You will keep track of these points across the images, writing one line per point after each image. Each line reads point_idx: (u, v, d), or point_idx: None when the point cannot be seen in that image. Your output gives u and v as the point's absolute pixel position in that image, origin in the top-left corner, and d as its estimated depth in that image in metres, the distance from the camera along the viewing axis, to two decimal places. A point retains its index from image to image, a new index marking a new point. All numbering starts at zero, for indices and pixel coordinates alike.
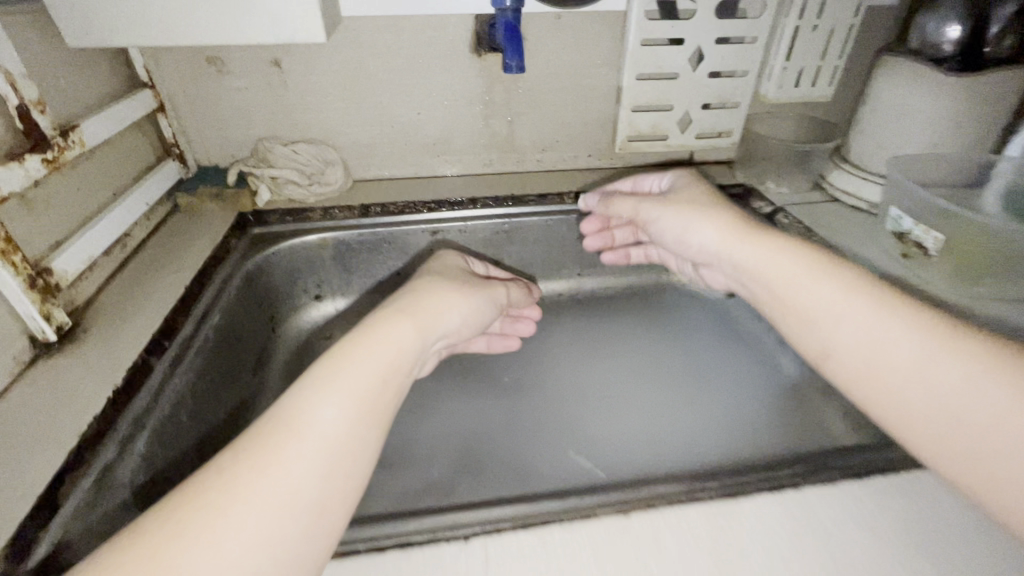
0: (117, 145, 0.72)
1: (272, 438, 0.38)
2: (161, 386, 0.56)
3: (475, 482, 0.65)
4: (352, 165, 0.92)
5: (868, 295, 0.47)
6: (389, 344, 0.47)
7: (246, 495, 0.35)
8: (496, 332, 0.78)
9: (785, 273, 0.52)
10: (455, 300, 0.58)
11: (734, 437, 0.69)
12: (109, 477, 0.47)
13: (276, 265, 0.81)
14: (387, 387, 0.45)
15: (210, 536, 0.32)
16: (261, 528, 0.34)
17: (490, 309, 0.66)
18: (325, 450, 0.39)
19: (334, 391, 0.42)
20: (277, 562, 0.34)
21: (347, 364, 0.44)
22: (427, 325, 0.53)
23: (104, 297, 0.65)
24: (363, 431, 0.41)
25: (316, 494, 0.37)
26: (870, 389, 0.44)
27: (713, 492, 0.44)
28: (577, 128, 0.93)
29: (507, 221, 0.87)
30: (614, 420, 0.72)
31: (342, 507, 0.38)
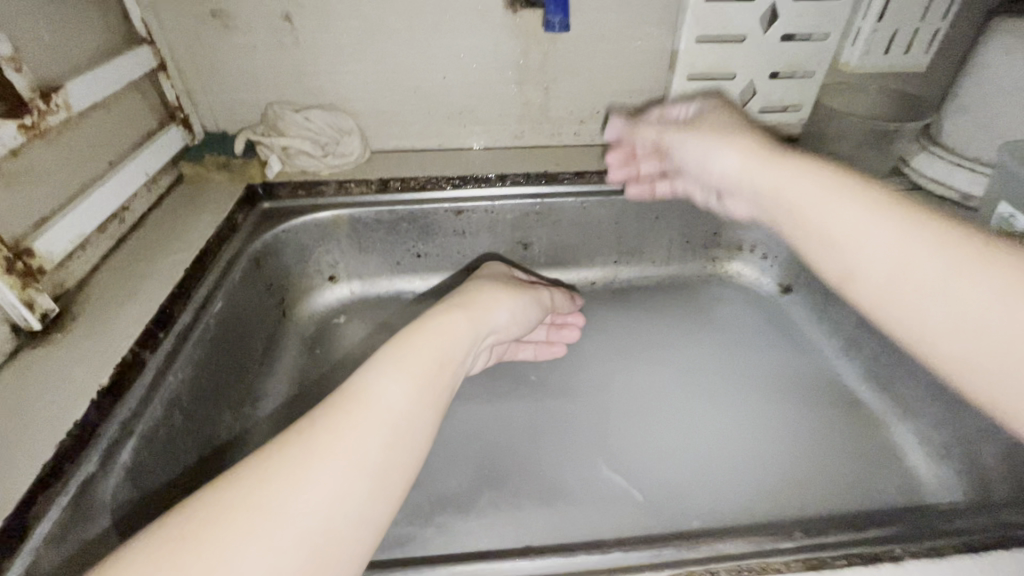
0: (113, 108, 0.65)
1: (344, 399, 0.37)
2: (153, 384, 0.50)
3: (497, 499, 0.59)
4: (371, 135, 0.83)
5: (904, 212, 0.34)
6: (449, 329, 0.48)
7: (325, 450, 0.33)
8: (542, 341, 0.73)
9: (803, 192, 0.39)
10: (501, 298, 0.57)
11: (794, 422, 0.66)
12: (89, 496, 0.42)
13: (287, 243, 0.74)
14: (447, 367, 0.44)
15: (292, 486, 0.31)
16: (338, 484, 0.32)
17: (536, 311, 0.64)
18: (395, 421, 0.37)
19: (400, 364, 0.41)
20: (353, 520, 0.32)
21: (408, 344, 0.43)
22: (479, 315, 0.53)
23: (98, 279, 0.60)
24: (428, 405, 0.40)
25: (386, 459, 0.35)
26: (900, 321, 0.34)
27: (793, 564, 0.37)
28: (621, 98, 0.82)
29: (538, 202, 0.78)
30: (666, 398, 0.70)
31: (408, 477, 0.37)
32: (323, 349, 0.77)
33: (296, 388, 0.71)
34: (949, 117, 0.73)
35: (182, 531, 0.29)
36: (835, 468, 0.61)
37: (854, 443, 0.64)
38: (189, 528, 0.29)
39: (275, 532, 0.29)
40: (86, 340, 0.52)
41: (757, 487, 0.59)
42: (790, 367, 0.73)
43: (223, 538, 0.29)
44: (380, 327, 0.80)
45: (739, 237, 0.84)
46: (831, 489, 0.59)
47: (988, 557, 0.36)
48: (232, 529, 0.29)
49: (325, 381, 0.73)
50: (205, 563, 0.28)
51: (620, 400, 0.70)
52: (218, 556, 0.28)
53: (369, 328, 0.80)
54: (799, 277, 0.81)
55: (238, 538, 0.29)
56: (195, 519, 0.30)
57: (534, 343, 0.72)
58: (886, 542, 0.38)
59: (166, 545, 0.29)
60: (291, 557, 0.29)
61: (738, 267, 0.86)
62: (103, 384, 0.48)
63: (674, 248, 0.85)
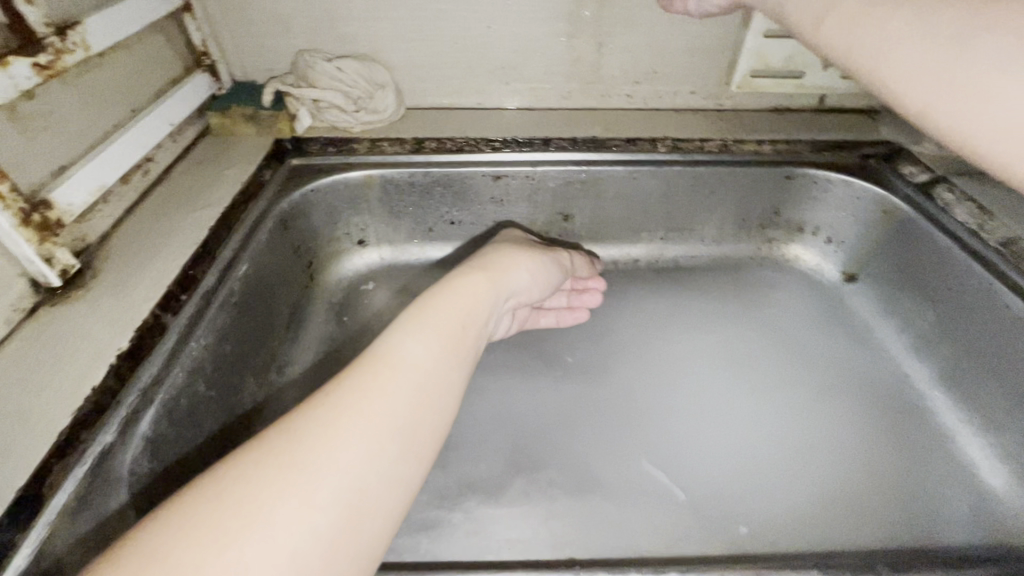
0: (134, 49, 0.61)
1: (367, 365, 0.36)
2: (176, 349, 0.47)
3: (528, 487, 0.56)
4: (405, 90, 0.77)
5: None
6: (469, 293, 0.47)
7: (355, 412, 0.33)
8: (564, 307, 0.70)
9: None
10: (521, 259, 0.56)
11: (837, 403, 0.63)
12: (107, 469, 0.39)
13: (316, 204, 0.70)
14: (467, 334, 0.43)
15: (326, 445, 0.31)
16: (370, 444, 0.32)
17: (560, 274, 0.62)
18: (415, 386, 0.36)
19: (420, 329, 0.40)
20: (385, 480, 0.32)
21: (429, 310, 0.42)
22: (501, 278, 0.51)
23: (120, 233, 0.57)
24: (450, 370, 0.40)
25: (413, 421, 0.35)
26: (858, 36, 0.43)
27: None
28: (683, 56, 0.74)
29: (584, 169, 0.72)
30: (701, 373, 0.67)
31: (434, 440, 0.36)
32: (350, 317, 0.74)
33: (323, 357, 0.68)
34: None
35: (216, 490, 0.28)
36: (882, 455, 0.58)
37: (900, 430, 0.61)
38: (222, 489, 0.28)
39: (311, 489, 0.29)
40: (106, 299, 0.50)
41: (797, 472, 0.57)
42: (837, 349, 0.69)
43: (259, 494, 0.28)
44: (410, 297, 0.76)
45: (802, 218, 0.76)
46: (878, 478, 0.56)
47: None
48: (266, 486, 0.29)
49: (351, 350, 0.70)
50: (244, 519, 0.27)
51: (653, 373, 0.67)
52: (256, 513, 0.27)
53: (397, 297, 0.76)
54: (867, 265, 0.73)
55: (274, 495, 0.28)
56: (229, 478, 0.29)
57: (557, 310, 0.69)
58: None
59: (199, 505, 0.28)
60: (328, 512, 0.29)
61: (797, 251, 0.79)
62: (123, 349, 0.45)
63: (727, 225, 0.78)
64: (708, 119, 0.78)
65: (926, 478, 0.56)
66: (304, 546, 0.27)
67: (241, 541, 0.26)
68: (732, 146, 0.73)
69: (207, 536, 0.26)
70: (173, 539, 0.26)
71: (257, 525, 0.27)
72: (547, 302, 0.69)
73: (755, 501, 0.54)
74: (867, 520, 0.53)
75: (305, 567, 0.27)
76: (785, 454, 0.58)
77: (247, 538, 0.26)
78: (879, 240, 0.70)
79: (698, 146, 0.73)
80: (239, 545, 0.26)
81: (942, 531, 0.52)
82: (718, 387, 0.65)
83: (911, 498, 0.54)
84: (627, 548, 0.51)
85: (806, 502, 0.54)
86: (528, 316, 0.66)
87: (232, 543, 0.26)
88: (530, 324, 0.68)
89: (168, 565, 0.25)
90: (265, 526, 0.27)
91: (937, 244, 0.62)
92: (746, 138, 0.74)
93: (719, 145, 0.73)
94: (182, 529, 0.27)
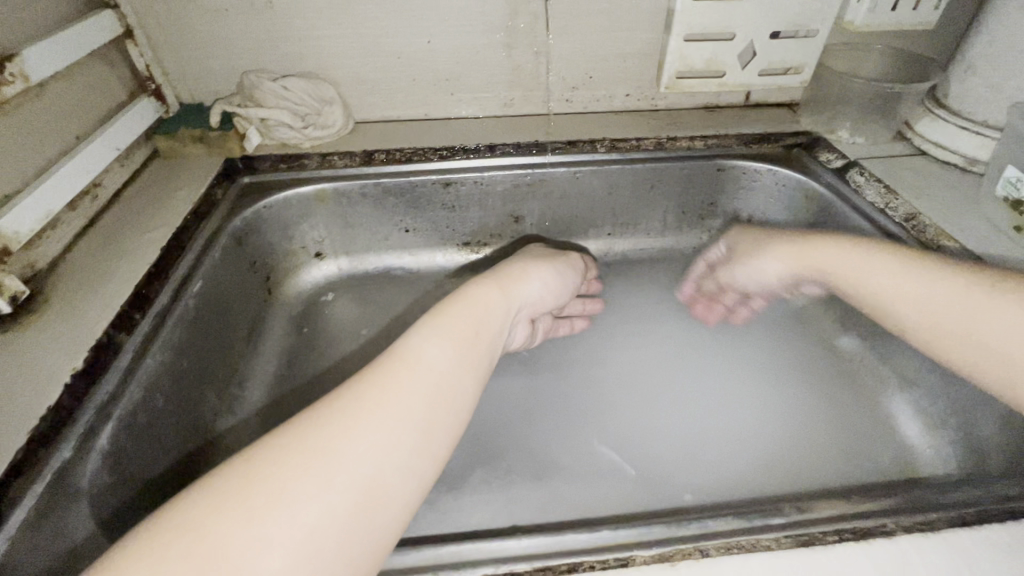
0: (76, 77, 0.62)
1: (386, 363, 0.37)
2: (132, 367, 0.49)
3: (487, 476, 0.58)
4: (353, 104, 0.80)
5: (893, 267, 0.51)
6: (480, 303, 0.45)
7: (374, 405, 0.34)
8: (576, 313, 0.71)
9: (842, 266, 0.54)
10: (533, 268, 0.55)
11: (783, 376, 0.68)
12: (66, 482, 0.40)
13: (268, 220, 0.71)
14: (482, 338, 0.43)
15: (345, 435, 0.32)
16: (386, 437, 0.33)
17: (575, 277, 0.62)
18: (433, 387, 0.36)
19: (436, 330, 0.40)
20: (401, 472, 0.32)
21: (444, 316, 0.42)
22: (513, 288, 0.50)
23: (71, 259, 0.58)
24: (467, 374, 0.39)
25: (430, 417, 0.35)
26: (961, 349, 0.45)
27: (783, 540, 0.35)
28: (615, 61, 0.79)
29: (529, 172, 0.75)
30: (659, 360, 0.71)
31: (451, 436, 0.36)
32: (310, 328, 0.75)
33: (285, 368, 0.70)
34: (959, 76, 0.70)
35: (244, 470, 0.30)
36: (829, 418, 0.63)
37: (846, 396, 0.65)
38: (250, 468, 0.30)
39: (332, 473, 0.30)
40: (57, 323, 0.51)
41: (760, 441, 0.61)
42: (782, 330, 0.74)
43: (281, 476, 0.29)
44: (368, 305, 0.79)
45: (736, 207, 0.81)
46: (825, 438, 0.61)
47: (983, 532, 0.35)
48: (290, 468, 0.30)
49: (310, 360, 0.72)
50: (270, 496, 0.28)
51: (622, 360, 0.71)
52: (281, 491, 0.28)
53: (357, 306, 0.78)
54: None
55: (297, 475, 0.29)
56: (259, 459, 0.30)
57: (572, 318, 0.70)
58: (882, 516, 0.37)
59: (228, 481, 0.29)
60: (344, 496, 0.29)
61: None
62: (78, 368, 0.46)
63: (669, 217, 0.82)
64: (644, 119, 0.83)
65: (868, 437, 0.61)
66: (322, 526, 0.28)
67: (267, 515, 0.27)
68: (666, 143, 0.78)
69: (234, 511, 0.27)
70: (205, 513, 0.27)
71: (281, 503, 0.28)
72: (565, 312, 0.69)
73: (719, 472, 0.58)
74: (817, 480, 0.57)
75: (322, 545, 0.28)
76: (753, 436, 0.62)
77: (271, 515, 0.28)
78: (804, 223, 0.76)
79: (634, 144, 0.77)
80: (264, 520, 0.27)
81: (873, 477, 0.57)
82: (675, 371, 0.69)
83: (844, 455, 0.59)
84: (577, 514, 0.55)
85: (765, 470, 0.58)
86: (552, 325, 0.66)
87: (258, 517, 0.27)
88: (551, 333, 0.68)
89: (198, 536, 0.26)
90: (290, 505, 0.28)
91: (849, 223, 0.68)
92: (678, 135, 0.79)
93: (654, 143, 0.78)
94: (214, 504, 0.28)
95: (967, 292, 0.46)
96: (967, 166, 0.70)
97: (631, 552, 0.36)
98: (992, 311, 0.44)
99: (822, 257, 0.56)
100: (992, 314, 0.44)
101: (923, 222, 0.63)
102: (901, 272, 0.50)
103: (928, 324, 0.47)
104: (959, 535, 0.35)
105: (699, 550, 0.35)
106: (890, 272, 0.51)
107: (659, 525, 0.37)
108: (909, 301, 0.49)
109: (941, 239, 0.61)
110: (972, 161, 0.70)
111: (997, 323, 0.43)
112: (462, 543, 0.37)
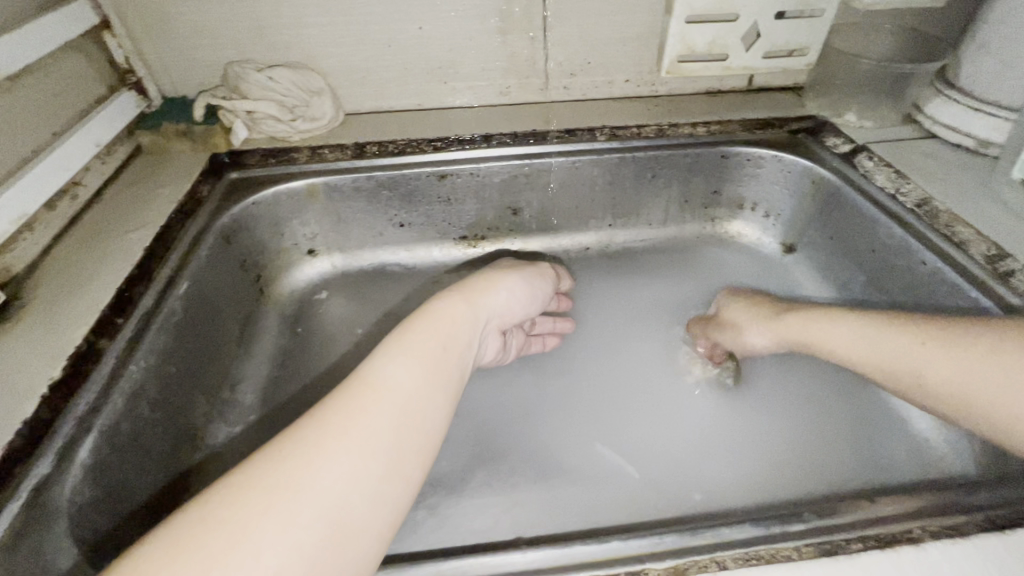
0: (48, 71, 0.59)
1: (347, 389, 0.35)
2: (115, 374, 0.46)
3: (489, 478, 0.57)
4: (342, 95, 0.77)
5: (849, 325, 0.49)
6: (444, 319, 0.43)
7: (337, 434, 0.31)
8: (548, 331, 0.66)
9: (809, 327, 0.52)
10: (499, 277, 0.52)
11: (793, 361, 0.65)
12: (47, 499, 0.39)
13: (258, 217, 0.69)
14: (450, 354, 0.40)
15: (306, 465, 0.30)
16: (353, 461, 0.31)
17: (548, 285, 0.60)
18: (402, 407, 0.34)
19: (401, 349, 0.38)
20: (370, 500, 0.30)
21: (407, 334, 0.40)
22: (478, 298, 0.48)
23: (49, 262, 0.55)
24: (437, 390, 0.37)
25: (398, 441, 0.33)
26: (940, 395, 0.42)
27: (804, 549, 0.34)
28: (613, 46, 0.76)
29: (526, 163, 0.72)
30: (645, 360, 0.69)
31: (422, 460, 0.34)
32: (304, 327, 0.73)
33: (279, 369, 0.68)
34: (970, 56, 0.67)
35: (200, 512, 0.27)
36: (834, 415, 0.61)
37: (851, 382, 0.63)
38: (206, 510, 0.27)
39: (295, 510, 0.28)
40: (33, 329, 0.48)
41: (752, 443, 0.59)
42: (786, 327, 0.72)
43: (240, 515, 0.27)
44: (364, 303, 0.76)
45: (741, 194, 0.79)
46: (824, 437, 0.59)
47: (1016, 536, 0.33)
48: (248, 506, 0.27)
49: (305, 361, 0.70)
50: (228, 539, 0.26)
51: (624, 358, 0.69)
52: (241, 532, 0.26)
53: (352, 304, 0.76)
54: (803, 235, 0.76)
55: (259, 513, 0.27)
56: (215, 499, 0.28)
57: (543, 336, 0.65)
58: (907, 521, 0.35)
59: (186, 526, 0.27)
60: (309, 532, 0.27)
61: (739, 227, 0.81)
62: (55, 378, 0.44)
63: (671, 207, 0.79)
64: (644, 105, 0.80)
65: (876, 430, 0.59)
66: (286, 565, 0.26)
67: (226, 561, 0.25)
68: (667, 130, 0.75)
69: (190, 557, 0.25)
70: (158, 561, 0.25)
71: (240, 546, 0.26)
72: (534, 329, 0.65)
73: (724, 475, 0.57)
74: (824, 477, 0.56)
75: None
76: (758, 436, 0.60)
77: (230, 560, 0.25)
78: (812, 210, 0.73)
79: (635, 132, 0.75)
80: (223, 566, 0.25)
81: (880, 476, 0.55)
82: (670, 372, 0.67)
83: (858, 453, 0.57)
84: (580, 523, 0.53)
85: (757, 473, 0.57)
86: (523, 342, 0.62)
87: (216, 564, 0.25)
88: (523, 352, 0.64)
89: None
90: (251, 546, 0.26)
91: (859, 209, 0.66)
92: (680, 121, 0.76)
93: (655, 130, 0.75)
94: (169, 550, 0.26)
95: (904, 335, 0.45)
96: (978, 147, 0.68)
97: (644, 564, 0.34)
98: (934, 354, 0.42)
99: (791, 329, 0.54)
100: (938, 355, 0.42)
101: (935, 207, 0.61)
102: (859, 328, 0.48)
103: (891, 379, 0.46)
104: (988, 541, 0.33)
105: (717, 562, 0.33)
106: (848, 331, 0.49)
107: (673, 533, 0.35)
108: (862, 358, 0.47)
109: (955, 225, 0.58)
110: (985, 143, 0.67)
111: (943, 366, 0.42)
112: (464, 558, 0.36)
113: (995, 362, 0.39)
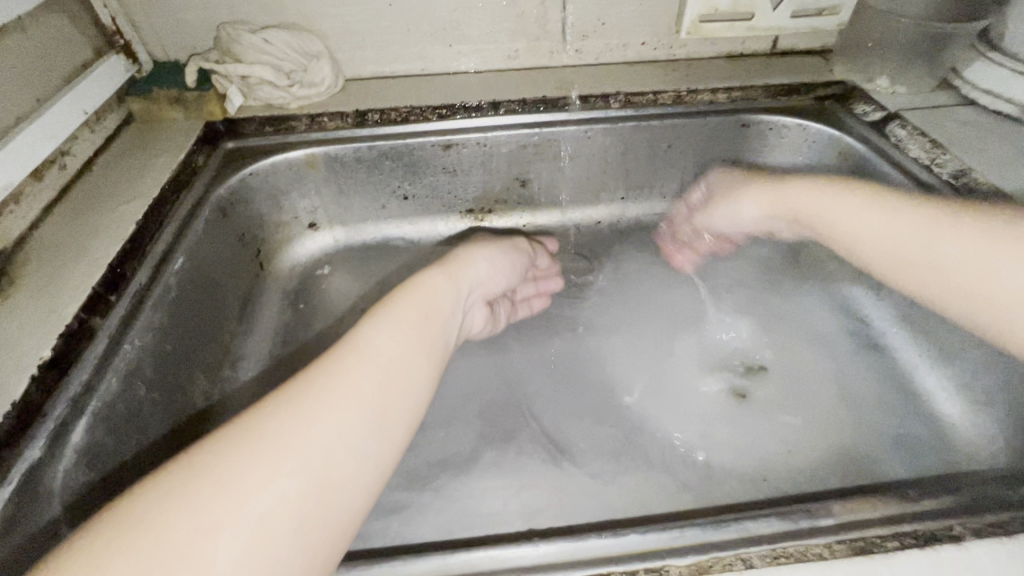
0: (29, 34, 0.56)
1: (331, 351, 0.32)
2: (108, 354, 0.45)
3: (498, 459, 0.55)
4: (342, 60, 0.73)
5: (861, 194, 0.46)
6: (427, 289, 0.40)
7: (323, 393, 0.30)
8: (532, 295, 0.64)
9: (813, 200, 0.49)
10: (476, 247, 0.49)
11: (803, 346, 0.64)
12: (38, 484, 0.37)
13: (257, 188, 0.66)
14: (436, 323, 0.38)
15: (295, 420, 0.28)
16: (340, 418, 0.29)
17: (521, 252, 0.56)
18: (384, 370, 0.32)
19: (388, 315, 0.36)
20: (357, 456, 0.29)
21: (391, 301, 0.37)
22: (459, 271, 0.44)
23: (40, 236, 0.53)
24: (423, 356, 0.35)
25: (384, 403, 0.31)
26: (922, 276, 0.42)
27: (834, 546, 0.32)
28: (631, 4, 0.71)
29: (535, 132, 0.69)
30: (652, 339, 0.66)
31: (410, 421, 0.32)
32: (306, 304, 0.71)
33: (280, 346, 0.66)
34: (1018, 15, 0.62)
35: (188, 461, 0.26)
36: (853, 400, 0.59)
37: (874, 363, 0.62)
38: (193, 459, 0.26)
39: (282, 461, 0.26)
40: (24, 307, 0.46)
41: (766, 424, 0.58)
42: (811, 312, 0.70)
43: (228, 465, 0.26)
44: (367, 278, 0.74)
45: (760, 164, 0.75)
46: (838, 423, 0.57)
47: None
48: (235, 459, 0.26)
49: (306, 337, 0.68)
50: (218, 487, 0.25)
51: (631, 338, 0.66)
52: (228, 481, 0.25)
53: (356, 279, 0.74)
54: None
55: (246, 463, 0.26)
56: (205, 449, 0.27)
57: (527, 300, 0.64)
58: (943, 517, 0.33)
59: (176, 475, 0.25)
60: (295, 483, 0.26)
61: None
62: (47, 357, 0.42)
63: (688, 178, 0.75)
64: (662, 69, 0.76)
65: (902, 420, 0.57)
66: (271, 513, 0.25)
67: (213, 507, 0.24)
68: (686, 96, 0.70)
69: (179, 503, 0.24)
70: (148, 507, 0.24)
71: (228, 495, 0.25)
72: (517, 296, 0.63)
73: (738, 455, 0.55)
74: (843, 459, 0.54)
75: (273, 535, 0.25)
76: (781, 416, 0.58)
77: (218, 505, 0.24)
78: None
79: (651, 99, 0.70)
80: (211, 513, 0.24)
81: (901, 463, 0.54)
82: (686, 355, 0.65)
83: (876, 441, 0.55)
84: (593, 509, 0.51)
85: (761, 459, 0.55)
86: (509, 310, 0.61)
87: (203, 512, 0.24)
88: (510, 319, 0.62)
89: (143, 528, 0.23)
90: (236, 495, 0.25)
91: (890, 178, 0.62)
92: (699, 87, 0.71)
93: (672, 96, 0.71)
94: (161, 496, 0.24)
95: (900, 216, 0.43)
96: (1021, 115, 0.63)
97: (665, 561, 0.32)
98: (946, 234, 0.40)
99: (786, 197, 0.50)
100: (960, 237, 0.39)
101: (973, 178, 0.57)
102: (863, 201, 0.45)
103: (903, 273, 0.43)
104: None
105: (742, 560, 0.31)
106: (854, 205, 0.46)
107: (694, 526, 0.33)
108: (878, 243, 0.44)
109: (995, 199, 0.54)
110: None
111: (948, 243, 0.40)
112: (474, 551, 0.34)
113: (988, 237, 0.38)
